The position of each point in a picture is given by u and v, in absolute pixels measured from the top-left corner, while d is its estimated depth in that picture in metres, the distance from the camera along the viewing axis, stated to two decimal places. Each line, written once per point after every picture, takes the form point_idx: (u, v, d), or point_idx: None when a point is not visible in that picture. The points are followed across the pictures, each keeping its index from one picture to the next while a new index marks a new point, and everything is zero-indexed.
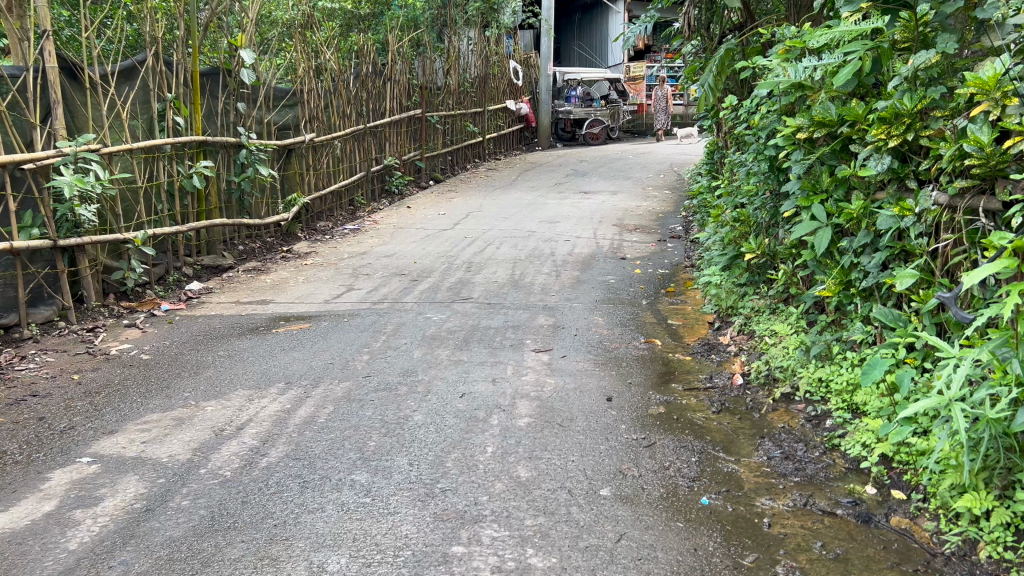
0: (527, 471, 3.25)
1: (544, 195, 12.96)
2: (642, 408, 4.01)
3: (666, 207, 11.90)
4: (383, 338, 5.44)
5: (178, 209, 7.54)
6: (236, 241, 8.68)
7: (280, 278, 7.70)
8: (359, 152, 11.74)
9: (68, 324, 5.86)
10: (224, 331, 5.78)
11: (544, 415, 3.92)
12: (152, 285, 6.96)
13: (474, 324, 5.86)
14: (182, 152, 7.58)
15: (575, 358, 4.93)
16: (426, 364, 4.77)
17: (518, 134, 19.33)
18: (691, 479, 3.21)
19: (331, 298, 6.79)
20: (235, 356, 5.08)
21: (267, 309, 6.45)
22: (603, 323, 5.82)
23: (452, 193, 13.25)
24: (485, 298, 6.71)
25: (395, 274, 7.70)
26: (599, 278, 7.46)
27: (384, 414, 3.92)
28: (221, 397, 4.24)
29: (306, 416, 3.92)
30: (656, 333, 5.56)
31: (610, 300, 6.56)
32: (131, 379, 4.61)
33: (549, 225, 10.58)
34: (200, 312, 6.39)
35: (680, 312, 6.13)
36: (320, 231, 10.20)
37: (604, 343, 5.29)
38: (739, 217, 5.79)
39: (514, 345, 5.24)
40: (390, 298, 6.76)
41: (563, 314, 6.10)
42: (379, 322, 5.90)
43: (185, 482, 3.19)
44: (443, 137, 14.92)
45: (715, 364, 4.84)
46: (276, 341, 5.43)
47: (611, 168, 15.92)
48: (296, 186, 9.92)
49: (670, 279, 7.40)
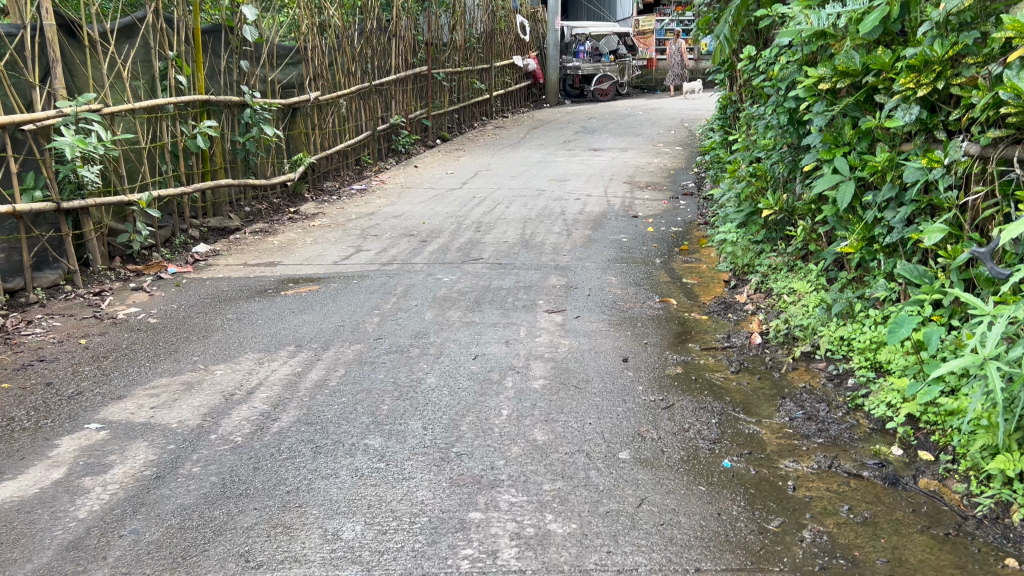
0: (544, 435, 3.18)
1: (553, 153, 12.77)
2: (659, 369, 3.93)
3: (677, 164, 11.71)
4: (394, 300, 5.36)
5: (183, 170, 7.43)
6: (242, 202, 8.58)
7: (288, 239, 7.60)
8: (365, 110, 11.56)
9: (74, 288, 5.79)
10: (232, 294, 5.70)
11: (559, 376, 3.84)
12: (158, 248, 6.87)
13: (486, 284, 5.76)
14: (184, 111, 7.44)
15: (589, 318, 4.84)
16: (437, 326, 4.69)
17: (525, 91, 19.05)
18: (712, 441, 3.13)
19: (340, 260, 6.70)
20: (244, 319, 5.01)
21: (276, 271, 6.36)
22: (616, 282, 5.72)
23: (460, 152, 13.07)
24: (495, 258, 6.61)
25: (404, 235, 7.60)
26: (611, 237, 7.34)
27: (397, 377, 3.85)
28: (230, 361, 4.18)
29: (317, 379, 3.86)
30: (671, 292, 5.46)
31: (623, 259, 6.45)
32: (140, 343, 4.55)
33: (559, 182, 10.42)
34: (208, 275, 6.31)
35: (694, 271, 6.02)
36: (327, 191, 10.08)
37: (618, 303, 5.19)
38: (756, 172, 5.64)
39: (526, 306, 5.15)
40: (399, 259, 6.66)
41: (575, 274, 6.00)
42: (389, 283, 5.82)
43: (195, 448, 3.13)
44: (450, 95, 14.69)
45: (733, 323, 4.75)
46: (285, 303, 5.35)
47: (620, 125, 15.67)
48: (301, 146, 9.78)
49: (684, 237, 7.28)
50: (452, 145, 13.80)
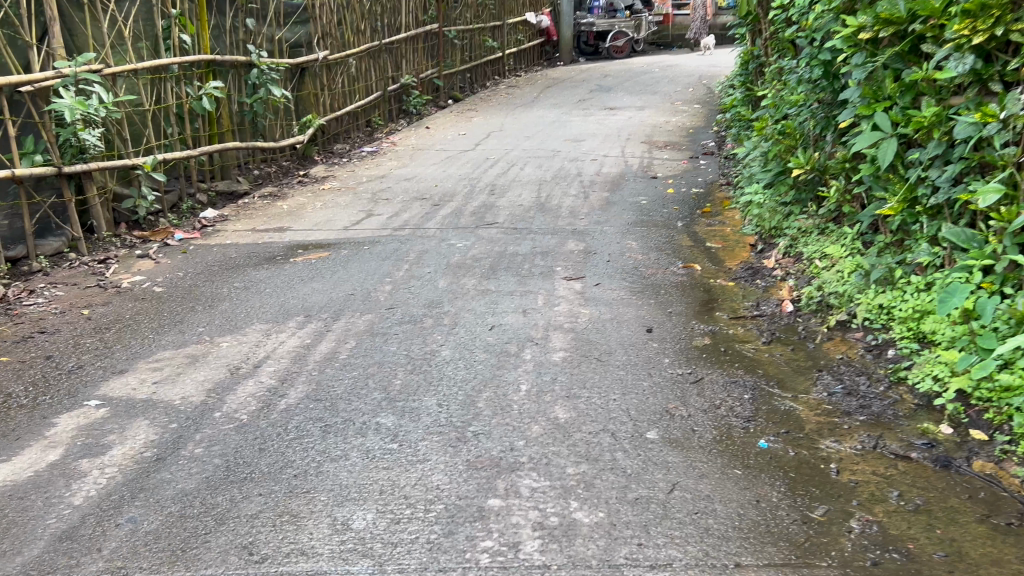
0: (566, 413, 2.99)
1: (568, 112, 12.46)
2: (686, 340, 3.73)
3: (696, 122, 11.40)
4: (406, 267, 5.16)
5: (189, 133, 7.22)
6: (251, 165, 8.36)
7: (298, 204, 7.40)
8: (375, 70, 11.28)
9: (78, 255, 5.62)
10: (240, 260, 5.52)
11: (580, 348, 3.64)
12: (166, 213, 6.69)
13: (501, 250, 5.55)
14: (189, 71, 7.21)
15: (610, 286, 4.62)
16: (452, 295, 4.49)
17: (539, 49, 18.62)
18: (746, 419, 2.94)
19: (351, 225, 6.50)
20: (251, 288, 4.82)
21: (285, 237, 6.17)
22: (637, 247, 5.49)
23: (473, 113, 12.77)
24: (511, 222, 6.39)
25: (417, 198, 7.40)
26: (630, 199, 7.10)
27: (410, 349, 3.67)
28: (236, 332, 4.01)
29: (326, 352, 3.68)
30: (694, 257, 5.23)
31: (643, 222, 6.22)
32: (143, 314, 4.37)
33: (575, 143, 10.15)
34: (216, 241, 6.13)
35: (718, 234, 5.78)
36: (337, 154, 9.85)
37: (640, 269, 4.97)
38: (783, 130, 5.37)
39: (544, 273, 4.94)
40: (412, 223, 6.46)
41: (594, 239, 5.78)
42: (401, 249, 5.62)
43: (199, 427, 2.97)
44: (461, 54, 14.34)
45: (761, 290, 4.52)
46: (294, 271, 5.17)
47: (637, 82, 15.29)
48: (311, 108, 9.54)
49: (705, 199, 7.02)
50: (465, 105, 13.48)
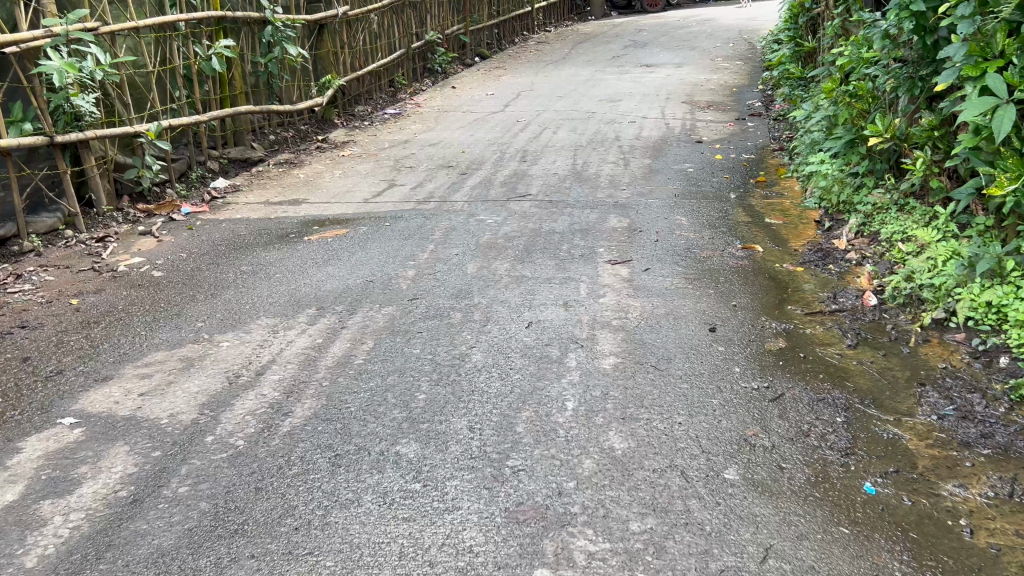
0: (625, 442, 2.48)
1: (602, 70, 11.80)
2: (757, 343, 3.20)
3: (740, 80, 10.67)
4: (431, 249, 4.66)
5: (198, 96, 6.71)
6: (267, 130, 7.86)
7: (315, 172, 6.90)
8: (399, 27, 10.68)
9: (75, 233, 5.16)
10: (250, 239, 5.04)
11: (634, 352, 3.13)
12: (173, 183, 6.21)
13: (536, 228, 5.03)
14: (197, 29, 6.68)
15: (661, 272, 4.09)
16: (482, 285, 3.98)
17: (570, 3, 17.82)
18: (844, 454, 2.41)
19: (372, 197, 5.99)
20: (260, 272, 4.35)
21: (300, 211, 5.68)
22: (687, 225, 4.94)
23: (501, 71, 12.14)
24: (545, 194, 5.84)
25: (443, 166, 6.87)
26: (675, 167, 6.52)
27: (435, 353, 3.18)
28: (239, 329, 3.54)
29: (340, 356, 3.19)
30: (754, 235, 4.67)
31: (692, 194, 5.65)
32: (139, 305, 3.92)
33: (611, 103, 9.52)
34: (225, 215, 5.65)
35: (777, 208, 5.20)
36: (359, 116, 9.31)
37: (694, 251, 4.42)
38: (854, 91, 4.76)
39: (585, 256, 4.41)
40: (438, 196, 5.94)
41: (639, 214, 5.22)
42: (425, 227, 5.12)
43: (186, 457, 2.50)
44: (488, 8, 13.65)
45: (835, 277, 3.96)
46: (309, 253, 4.68)
47: (674, 38, 14.51)
48: (330, 67, 8.99)
49: (758, 166, 6.42)
50: (492, 63, 12.82)
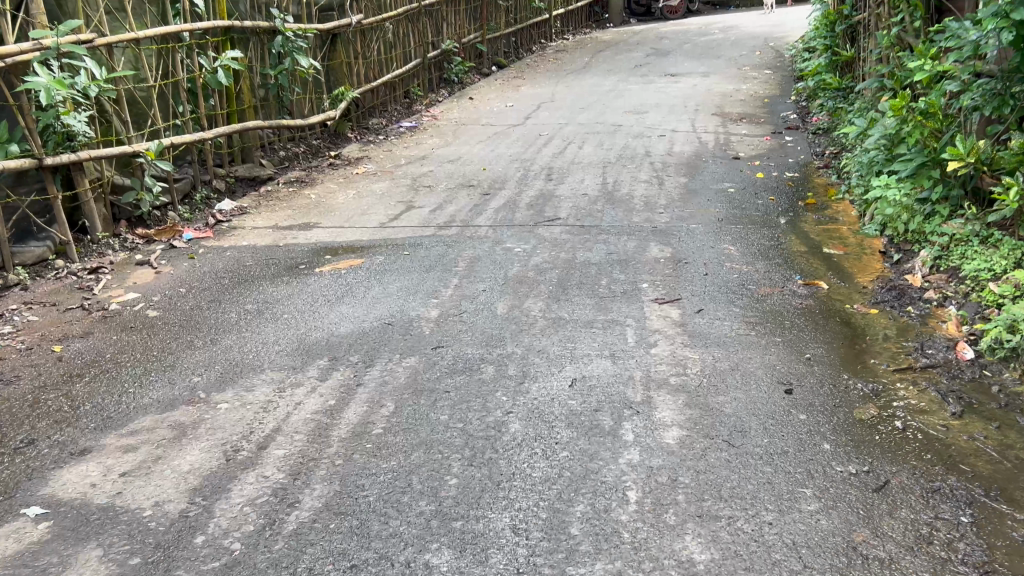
0: (705, 553, 2.03)
1: (625, 79, 11.36)
2: (844, 410, 2.73)
3: (771, 90, 10.20)
4: (456, 284, 4.21)
5: (203, 111, 6.30)
6: (278, 145, 7.46)
7: (327, 192, 6.48)
8: (415, 36, 10.28)
9: (67, 263, 4.76)
10: (256, 270, 4.61)
11: (700, 422, 2.66)
12: (176, 205, 5.80)
13: (569, 258, 4.57)
14: (202, 40, 6.29)
15: (717, 315, 3.62)
16: (515, 329, 3.53)
17: (589, 9, 17.38)
18: (981, 572, 1.95)
19: (388, 221, 5.56)
20: (266, 312, 3.91)
21: (310, 237, 5.25)
22: (737, 255, 4.48)
23: (520, 81, 11.71)
24: (576, 218, 5.39)
25: (463, 186, 6.44)
26: (714, 186, 6.06)
27: (466, 420, 2.72)
28: (240, 385, 3.10)
29: (356, 423, 2.74)
30: (814, 269, 4.21)
31: (737, 219, 5.18)
32: (129, 352, 3.49)
33: (637, 115, 9.07)
34: (231, 242, 5.23)
35: (833, 236, 4.74)
36: (373, 130, 8.90)
37: (749, 288, 3.96)
38: (924, 108, 4.32)
39: (627, 293, 3.95)
40: (460, 220, 5.50)
41: (681, 241, 4.76)
42: (447, 257, 4.68)
43: (170, 567, 2.07)
44: (506, 16, 13.24)
45: (916, 320, 3.50)
46: (321, 288, 4.24)
47: (697, 45, 14.05)
48: (344, 79, 8.58)
49: (804, 186, 5.95)
50: (511, 73, 12.40)
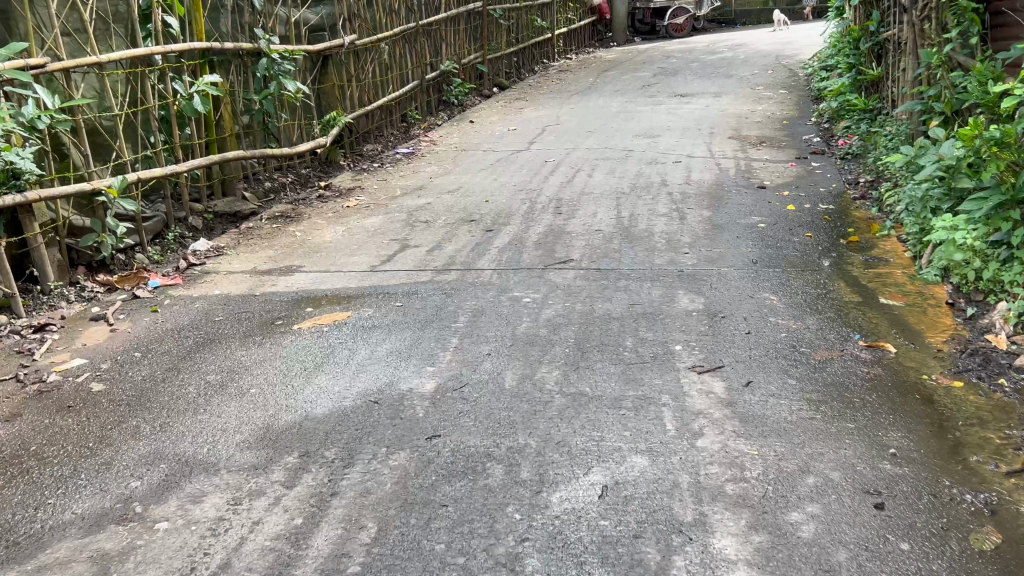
0: None
1: (632, 100, 10.82)
2: (956, 536, 2.13)
3: (789, 111, 9.65)
4: (456, 345, 3.60)
5: (177, 141, 5.73)
6: (263, 176, 6.89)
7: (314, 228, 5.89)
8: (412, 56, 9.74)
9: (10, 319, 4.16)
10: (224, 328, 4.01)
11: (771, 560, 2.06)
12: (145, 246, 5.21)
13: (585, 311, 3.96)
14: (177, 63, 5.74)
15: (770, 390, 3.01)
16: (528, 409, 2.91)
17: (591, 28, 16.92)
18: None
19: (379, 263, 4.97)
20: (230, 385, 3.30)
21: (291, 284, 4.66)
22: (781, 308, 3.87)
23: (522, 103, 11.17)
24: (590, 259, 4.79)
25: (464, 221, 5.87)
26: (742, 220, 5.46)
27: (470, 554, 2.12)
28: (186, 494, 2.48)
29: (328, 557, 2.15)
30: (874, 326, 3.61)
31: (774, 261, 4.58)
32: (58, 442, 2.88)
33: (648, 139, 8.51)
34: (202, 290, 4.63)
35: (887, 283, 4.14)
36: (368, 157, 8.34)
37: (802, 353, 3.36)
38: (999, 137, 3.78)
39: (658, 358, 3.34)
40: (459, 262, 4.90)
41: (713, 290, 4.16)
42: (445, 310, 4.08)
43: None
44: (507, 36, 12.74)
45: (1013, 396, 2.90)
46: (297, 351, 3.63)
47: (705, 64, 13.51)
48: (336, 103, 8.03)
49: (842, 220, 5.37)
50: (513, 94, 11.86)
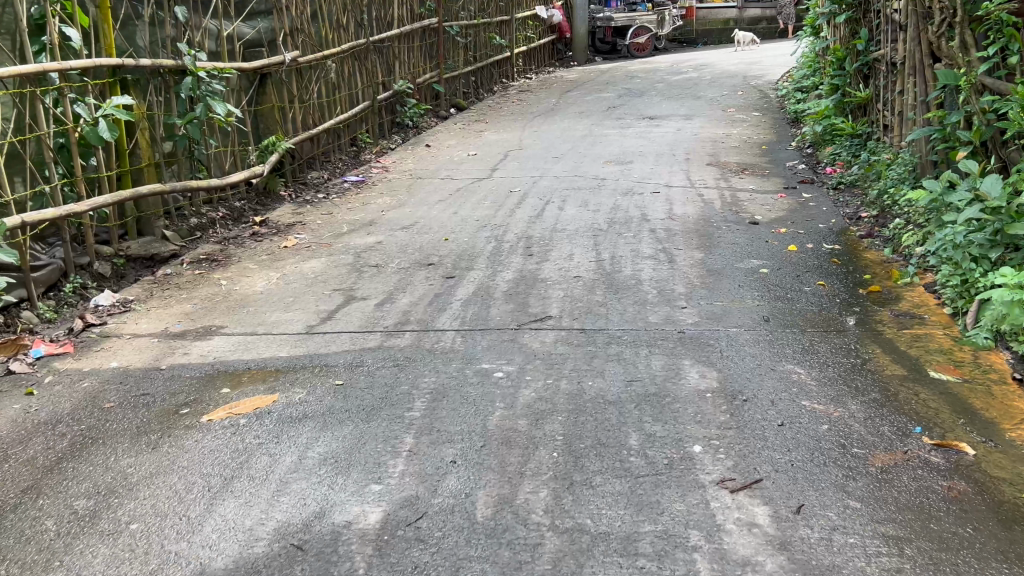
0: None
1: (599, 123, 10.15)
2: None
3: (766, 134, 9.05)
4: (410, 444, 2.80)
5: (79, 174, 4.85)
6: (188, 211, 6.00)
7: (243, 275, 5.04)
8: (362, 75, 8.93)
9: None
10: (112, 420, 3.16)
11: None
12: (33, 303, 4.33)
13: (572, 391, 3.18)
14: (80, 83, 4.88)
15: (830, 521, 2.27)
16: (510, 562, 2.13)
17: (550, 47, 16.31)
18: None
19: (318, 321, 4.14)
20: (103, 517, 2.46)
21: (208, 353, 3.80)
22: (813, 386, 3.15)
23: (481, 125, 10.42)
24: (571, 316, 4.02)
25: (419, 265, 5.07)
26: (741, 264, 4.76)
27: None
28: None
29: None
30: (936, 413, 2.89)
31: (788, 318, 3.87)
32: None
33: (620, 166, 7.81)
34: (94, 363, 3.76)
35: (933, 351, 3.44)
36: (312, 187, 7.50)
37: (857, 456, 2.62)
38: None
39: (674, 467, 2.58)
40: (415, 321, 4.09)
41: (725, 361, 3.41)
42: (394, 390, 3.26)
43: None
44: (464, 54, 12.01)
45: None
46: (199, 460, 2.79)
47: (671, 85, 12.92)
48: (275, 126, 7.19)
49: (854, 265, 4.69)
50: (471, 116, 11.11)
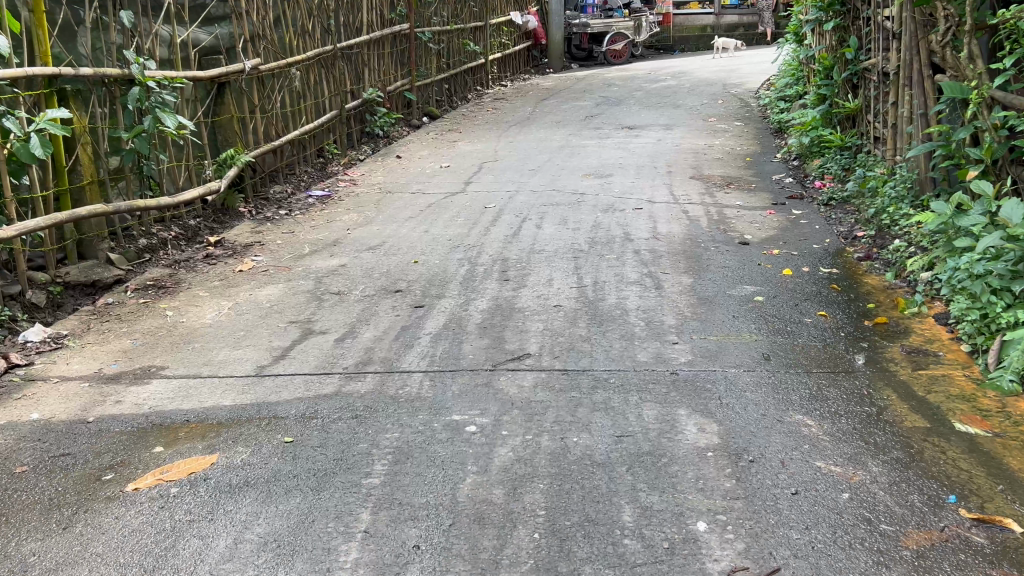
0: None
1: (577, 133, 9.79)
2: None
3: (750, 145, 8.74)
4: (366, 523, 2.40)
5: (10, 195, 4.38)
6: (137, 232, 5.54)
7: (192, 304, 4.60)
8: (329, 83, 8.49)
9: None
10: (21, 489, 2.71)
11: None
12: None
13: (555, 449, 2.79)
14: (11, 94, 4.41)
15: None
16: None
17: (525, 54, 15.95)
18: None
19: (270, 361, 3.71)
20: None
21: (143, 400, 3.37)
22: (827, 442, 2.78)
23: (454, 134, 10.02)
24: (551, 355, 3.64)
25: (385, 292, 4.66)
26: (734, 291, 4.40)
27: None
28: None
29: None
30: (969, 477, 2.54)
31: (791, 357, 3.51)
32: None
33: (600, 179, 7.45)
34: (12, 413, 3.31)
35: (956, 396, 3.09)
36: (274, 202, 7.06)
37: (887, 536, 2.27)
38: None
39: (674, 554, 2.21)
40: (378, 360, 3.68)
41: (725, 410, 3.04)
42: (350, 449, 2.85)
43: None
44: (437, 60, 11.60)
45: None
46: (117, 545, 2.36)
47: (650, 93, 12.59)
48: (234, 138, 6.74)
49: (855, 291, 4.35)
50: (444, 125, 10.71)
